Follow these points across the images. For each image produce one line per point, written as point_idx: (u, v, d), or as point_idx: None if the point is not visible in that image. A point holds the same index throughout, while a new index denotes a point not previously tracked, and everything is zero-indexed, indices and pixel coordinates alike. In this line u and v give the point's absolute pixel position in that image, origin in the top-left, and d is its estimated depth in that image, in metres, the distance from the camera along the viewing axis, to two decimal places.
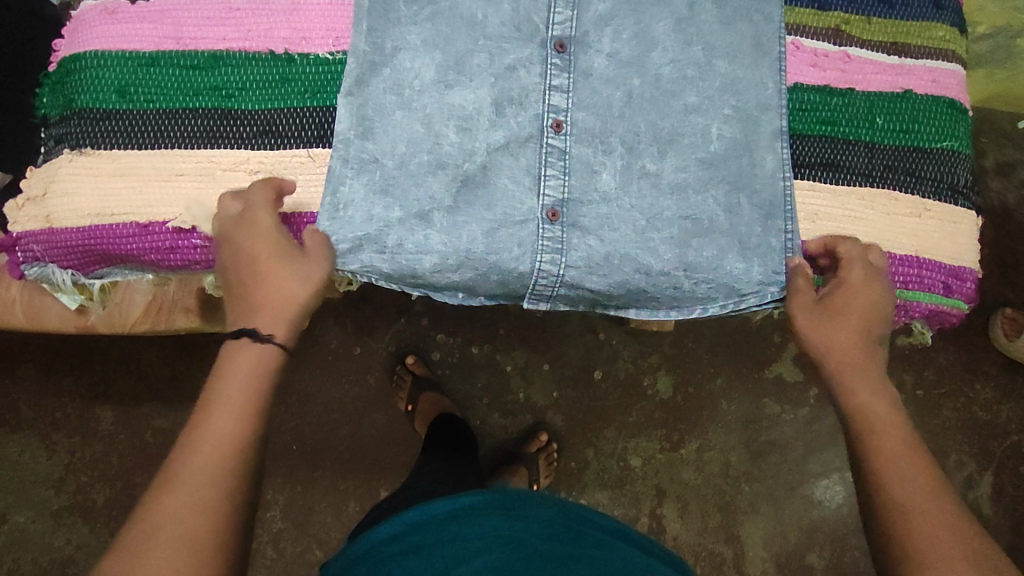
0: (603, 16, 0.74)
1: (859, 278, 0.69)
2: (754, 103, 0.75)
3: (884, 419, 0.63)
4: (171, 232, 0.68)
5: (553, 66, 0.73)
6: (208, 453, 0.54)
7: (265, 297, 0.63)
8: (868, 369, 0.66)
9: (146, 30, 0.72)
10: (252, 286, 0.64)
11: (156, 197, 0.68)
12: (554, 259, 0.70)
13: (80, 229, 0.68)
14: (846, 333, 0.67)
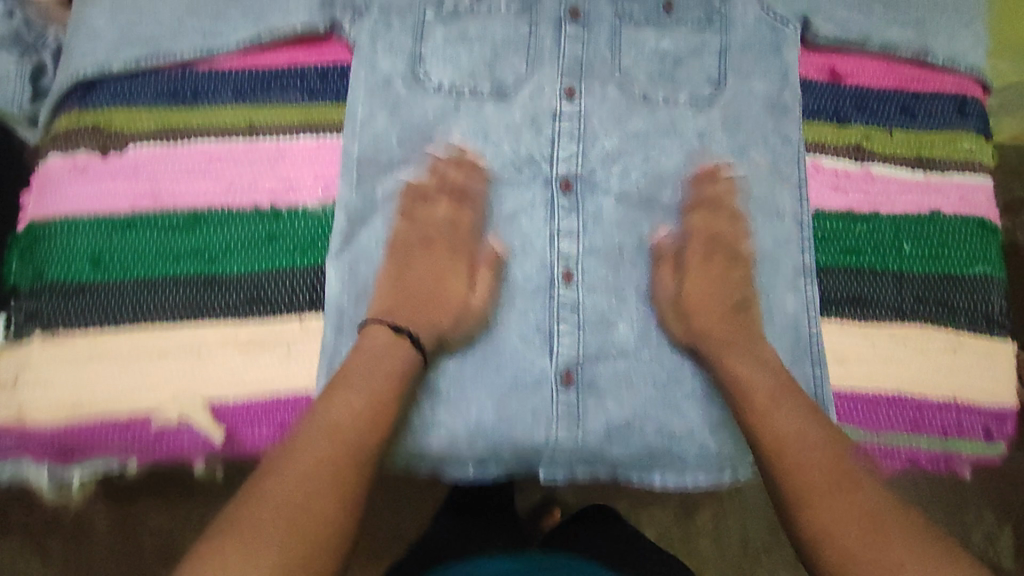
0: (610, 153, 0.72)
1: (703, 267, 0.70)
2: (769, 240, 0.71)
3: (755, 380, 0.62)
4: (155, 429, 0.64)
5: (562, 209, 0.70)
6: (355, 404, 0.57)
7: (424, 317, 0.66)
8: (745, 338, 0.66)
9: (120, 188, 0.67)
10: (424, 308, 0.66)
11: (137, 387, 0.64)
12: (570, 428, 0.67)
13: (57, 424, 0.63)
14: (718, 322, 0.67)
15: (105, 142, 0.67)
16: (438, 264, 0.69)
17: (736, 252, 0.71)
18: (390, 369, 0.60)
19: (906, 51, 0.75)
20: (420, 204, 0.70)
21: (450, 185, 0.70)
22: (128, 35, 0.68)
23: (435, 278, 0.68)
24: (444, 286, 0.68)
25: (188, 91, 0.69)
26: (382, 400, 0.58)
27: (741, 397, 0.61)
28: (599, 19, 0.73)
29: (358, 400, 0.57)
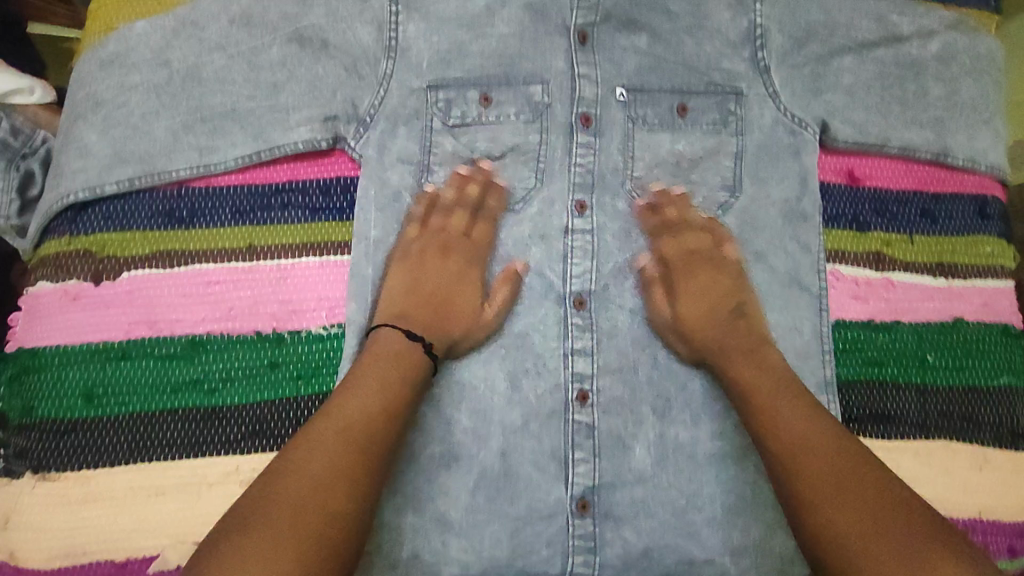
0: (623, 267, 0.71)
1: (691, 281, 0.71)
2: (792, 353, 0.69)
3: (756, 381, 0.63)
4: (153, 567, 0.60)
5: (575, 327, 0.69)
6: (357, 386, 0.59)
7: (452, 322, 0.68)
8: (744, 342, 0.67)
9: (114, 317, 0.64)
10: (445, 318, 0.68)
11: (135, 525, 0.60)
12: (587, 559, 0.66)
13: (49, 569, 0.60)
14: (721, 333, 0.68)
15: (97, 270, 0.65)
16: (454, 266, 0.71)
17: (716, 258, 0.72)
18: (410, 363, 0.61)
19: (923, 153, 0.74)
20: (451, 214, 0.71)
21: (464, 199, 0.71)
22: (123, 151, 0.66)
23: (455, 283, 0.70)
24: (462, 287, 0.70)
25: (184, 212, 0.67)
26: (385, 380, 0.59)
27: (745, 392, 0.63)
28: (609, 125, 0.73)
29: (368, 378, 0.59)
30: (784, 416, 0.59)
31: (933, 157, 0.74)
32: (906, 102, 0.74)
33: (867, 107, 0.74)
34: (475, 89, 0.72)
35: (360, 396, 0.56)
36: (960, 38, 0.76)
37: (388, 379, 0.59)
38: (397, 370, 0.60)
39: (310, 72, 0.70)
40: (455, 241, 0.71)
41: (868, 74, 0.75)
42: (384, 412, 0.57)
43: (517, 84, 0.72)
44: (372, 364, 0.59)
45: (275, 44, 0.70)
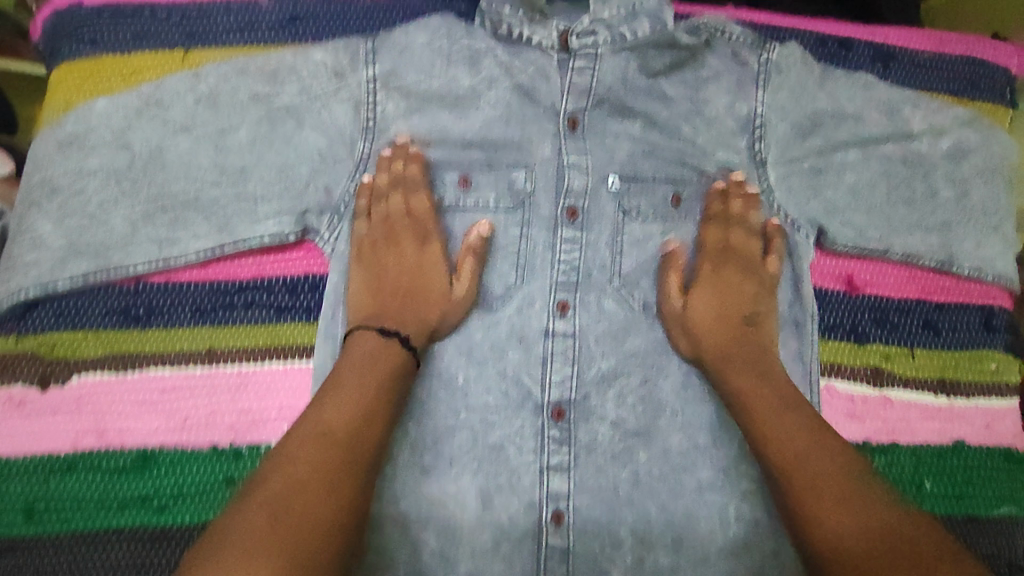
0: (606, 375, 0.66)
1: (704, 279, 0.68)
2: None
3: (761, 393, 0.61)
4: None
5: (552, 441, 0.65)
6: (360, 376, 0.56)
7: (412, 313, 0.63)
8: (746, 350, 0.65)
9: (61, 426, 0.61)
10: (410, 309, 0.63)
11: None
12: None
13: None
14: (725, 342, 0.66)
15: (44, 373, 0.62)
16: (416, 254, 0.65)
17: (748, 265, 0.68)
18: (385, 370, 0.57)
19: (927, 262, 0.70)
20: (389, 196, 0.65)
21: (398, 178, 0.65)
22: (78, 244, 0.62)
23: (415, 272, 0.65)
24: (415, 269, 0.65)
25: (141, 310, 0.64)
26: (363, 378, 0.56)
27: (750, 412, 0.60)
28: (599, 220, 0.67)
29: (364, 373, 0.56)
30: (777, 438, 0.57)
31: (940, 266, 0.70)
32: (916, 205, 0.70)
33: (874, 207, 0.70)
34: (454, 170, 0.68)
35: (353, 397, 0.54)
36: (974, 136, 0.72)
37: (373, 379, 0.56)
38: (381, 371, 0.57)
39: (279, 155, 0.64)
40: (412, 228, 0.66)
41: (873, 173, 0.70)
42: (368, 415, 0.54)
43: (502, 170, 0.67)
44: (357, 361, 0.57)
45: (244, 125, 0.64)
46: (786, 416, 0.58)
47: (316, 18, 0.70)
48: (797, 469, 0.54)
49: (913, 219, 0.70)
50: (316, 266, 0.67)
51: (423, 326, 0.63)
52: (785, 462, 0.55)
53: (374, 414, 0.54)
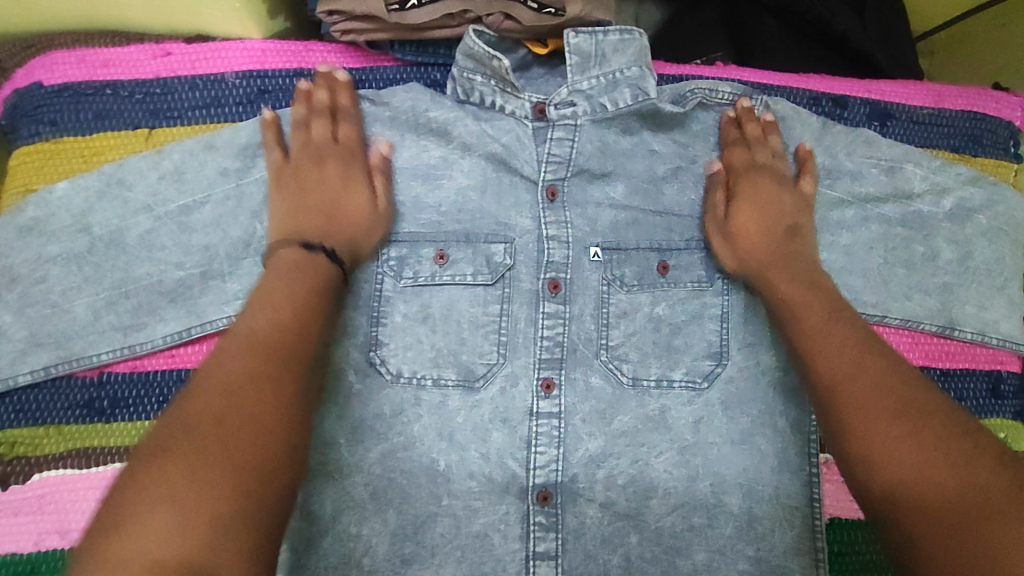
0: (595, 456, 0.63)
1: (747, 189, 0.67)
2: (780, 550, 0.63)
3: (805, 300, 0.61)
4: None
5: (537, 527, 0.62)
6: (266, 297, 0.52)
7: (331, 224, 0.62)
8: (795, 257, 0.64)
9: (24, 525, 0.61)
10: (329, 220, 0.62)
11: None
12: None
13: None
14: (769, 250, 0.65)
15: (3, 472, 0.63)
16: (331, 169, 0.64)
17: (782, 180, 0.68)
18: (306, 288, 0.54)
19: (930, 328, 0.68)
20: (311, 124, 0.65)
21: (316, 107, 0.66)
22: (39, 334, 0.63)
23: (334, 184, 0.63)
24: (336, 181, 0.64)
25: (105, 402, 0.64)
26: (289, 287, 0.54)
27: (792, 319, 0.60)
28: (582, 291, 0.65)
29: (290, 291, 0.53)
30: (827, 346, 0.56)
31: (940, 331, 0.68)
32: (907, 269, 0.68)
33: (865, 272, 0.67)
34: (430, 246, 0.65)
35: (259, 315, 0.51)
36: (962, 194, 0.70)
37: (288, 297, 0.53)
38: (297, 284, 0.54)
39: (244, 228, 0.63)
40: (326, 147, 0.65)
41: (869, 234, 0.68)
42: (286, 330, 0.50)
43: (476, 242, 0.65)
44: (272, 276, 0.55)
45: (208, 202, 0.63)
46: (844, 325, 0.57)
47: (283, 90, 0.70)
48: (846, 376, 0.53)
49: (902, 284, 0.68)
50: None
51: (345, 239, 0.61)
52: (830, 368, 0.54)
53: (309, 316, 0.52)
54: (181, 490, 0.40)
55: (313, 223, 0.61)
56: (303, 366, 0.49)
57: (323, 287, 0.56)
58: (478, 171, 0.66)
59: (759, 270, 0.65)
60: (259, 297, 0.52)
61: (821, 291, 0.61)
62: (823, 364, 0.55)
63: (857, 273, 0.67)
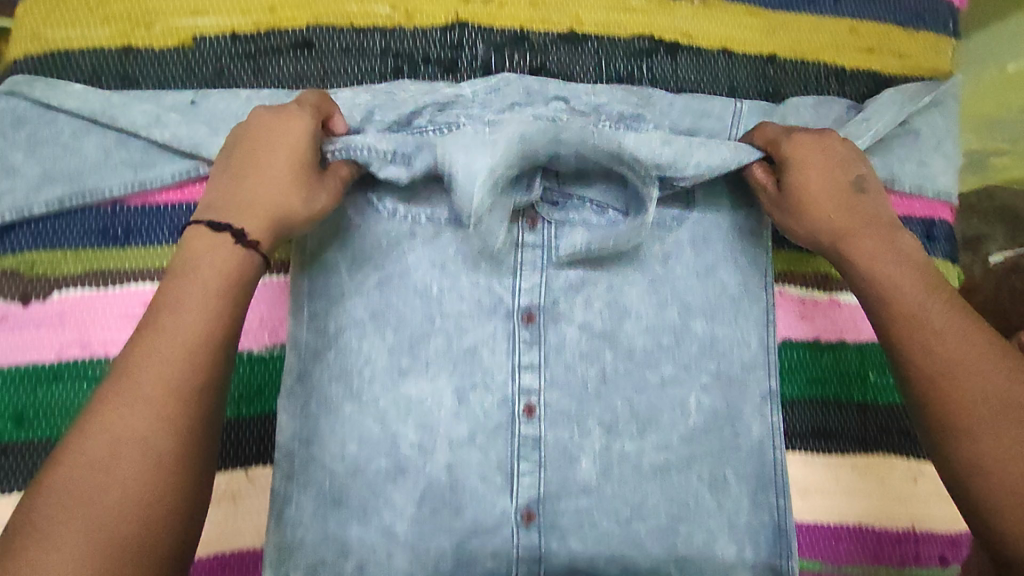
0: (573, 282, 0.69)
1: (814, 147, 0.65)
2: (738, 365, 0.70)
3: (890, 275, 0.61)
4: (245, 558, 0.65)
5: (522, 342, 0.67)
6: (177, 317, 0.52)
7: (250, 198, 0.58)
8: (870, 219, 0.64)
9: (45, 337, 0.62)
10: (253, 195, 0.58)
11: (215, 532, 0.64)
12: (532, 568, 0.65)
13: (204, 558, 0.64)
14: (843, 212, 0.64)
15: (25, 289, 0.63)
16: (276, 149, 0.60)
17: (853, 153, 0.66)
18: (224, 266, 0.55)
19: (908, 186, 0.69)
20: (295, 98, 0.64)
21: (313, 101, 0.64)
22: (51, 170, 0.64)
23: (271, 164, 0.59)
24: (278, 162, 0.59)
25: (121, 229, 0.65)
26: (208, 287, 0.54)
27: (882, 298, 0.60)
28: None
29: (191, 307, 0.53)
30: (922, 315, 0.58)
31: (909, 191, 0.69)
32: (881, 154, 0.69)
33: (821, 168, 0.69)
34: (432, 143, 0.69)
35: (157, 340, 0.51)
36: (918, 63, 0.76)
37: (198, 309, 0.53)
38: (197, 293, 0.54)
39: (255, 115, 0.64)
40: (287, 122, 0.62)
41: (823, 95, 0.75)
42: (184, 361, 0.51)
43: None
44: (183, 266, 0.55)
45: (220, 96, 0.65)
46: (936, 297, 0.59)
47: None
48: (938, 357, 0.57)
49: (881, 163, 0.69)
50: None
51: (265, 216, 0.58)
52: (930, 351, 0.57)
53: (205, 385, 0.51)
54: (67, 542, 0.45)
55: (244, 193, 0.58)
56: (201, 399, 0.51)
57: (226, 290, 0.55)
58: (470, 43, 0.70)
59: (839, 232, 0.64)
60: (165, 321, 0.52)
61: (902, 255, 0.62)
62: (927, 357, 0.57)
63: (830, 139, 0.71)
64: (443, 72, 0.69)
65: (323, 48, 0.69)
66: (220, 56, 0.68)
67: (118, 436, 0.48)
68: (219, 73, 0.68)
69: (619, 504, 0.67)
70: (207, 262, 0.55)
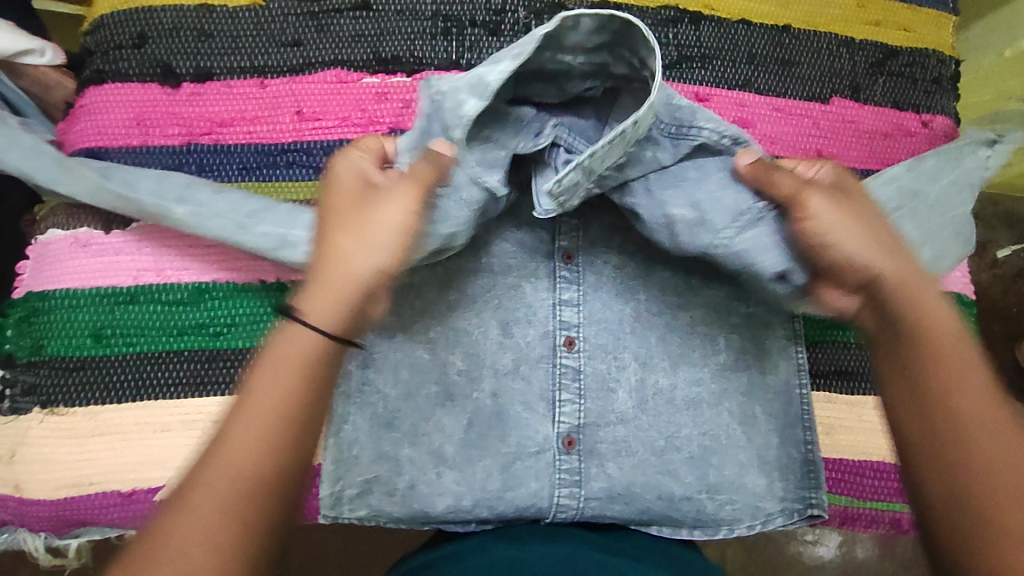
0: (611, 226, 0.72)
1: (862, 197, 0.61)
2: (766, 307, 0.72)
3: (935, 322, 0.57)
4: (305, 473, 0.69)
5: (563, 280, 0.70)
6: (261, 408, 0.50)
7: (333, 254, 0.56)
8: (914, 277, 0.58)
9: (123, 263, 0.68)
10: (347, 247, 0.56)
11: None
12: (572, 493, 0.67)
13: None
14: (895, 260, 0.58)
15: (108, 218, 0.69)
16: (350, 236, 0.56)
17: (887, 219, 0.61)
18: (297, 351, 0.52)
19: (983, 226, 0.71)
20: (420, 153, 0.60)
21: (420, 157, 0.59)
22: None
23: (365, 221, 0.56)
24: (358, 252, 0.55)
25: (193, 166, 0.72)
26: (288, 379, 0.51)
27: (927, 331, 0.57)
28: None
29: (267, 394, 0.51)
30: (949, 366, 0.56)
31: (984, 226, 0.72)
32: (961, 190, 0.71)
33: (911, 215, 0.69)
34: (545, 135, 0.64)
35: (237, 432, 0.50)
36: (919, 37, 0.82)
37: (281, 402, 0.51)
38: (279, 385, 0.51)
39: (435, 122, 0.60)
40: (358, 190, 0.58)
41: (840, 62, 0.80)
42: (253, 460, 0.49)
43: None
44: (273, 358, 0.52)
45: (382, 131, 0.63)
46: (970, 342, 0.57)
47: None
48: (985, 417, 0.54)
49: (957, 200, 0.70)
50: (364, 99, 0.73)
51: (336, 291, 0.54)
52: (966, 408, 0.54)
53: (243, 506, 0.48)
54: None
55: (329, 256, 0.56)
56: (257, 500, 0.48)
57: (297, 387, 0.51)
58: (513, 9, 0.76)
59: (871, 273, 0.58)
60: (253, 406, 0.50)
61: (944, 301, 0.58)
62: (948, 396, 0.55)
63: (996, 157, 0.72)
64: (489, 34, 0.75)
65: (378, 10, 0.75)
66: (286, 16, 0.75)
67: (172, 529, 0.47)
68: (285, 32, 0.74)
69: (654, 435, 0.69)
70: (294, 353, 0.52)
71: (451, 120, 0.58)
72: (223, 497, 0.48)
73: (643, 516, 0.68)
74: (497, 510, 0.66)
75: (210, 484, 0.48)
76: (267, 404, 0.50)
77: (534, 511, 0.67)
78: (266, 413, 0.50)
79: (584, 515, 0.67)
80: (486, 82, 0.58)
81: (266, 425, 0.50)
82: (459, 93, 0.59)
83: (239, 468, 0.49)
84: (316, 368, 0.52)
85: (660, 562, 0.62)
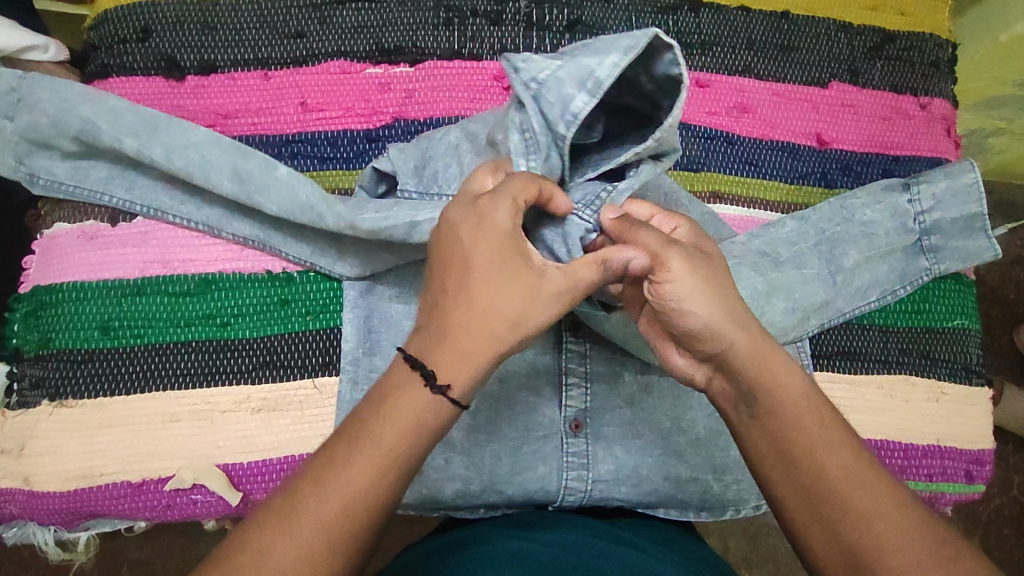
0: None
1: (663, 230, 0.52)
2: None
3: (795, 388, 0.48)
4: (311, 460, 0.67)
5: None
6: (376, 457, 0.44)
7: (486, 310, 0.48)
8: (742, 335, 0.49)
9: (130, 255, 0.69)
10: (505, 304, 0.48)
11: (279, 439, 0.67)
12: (580, 475, 0.67)
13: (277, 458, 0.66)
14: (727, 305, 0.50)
15: (114, 211, 0.69)
16: (507, 300, 0.48)
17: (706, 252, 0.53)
18: (415, 411, 0.46)
19: (923, 275, 0.73)
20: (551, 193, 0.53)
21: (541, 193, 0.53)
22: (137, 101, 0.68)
23: (517, 275, 0.49)
24: (506, 320, 0.48)
25: None
26: (405, 434, 0.45)
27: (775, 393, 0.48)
28: None
29: (384, 442, 0.45)
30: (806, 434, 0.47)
31: (932, 271, 0.73)
32: (889, 233, 0.72)
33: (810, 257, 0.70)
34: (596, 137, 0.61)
35: (339, 481, 0.44)
36: (916, 21, 0.82)
37: (393, 457, 0.45)
38: (399, 438, 0.45)
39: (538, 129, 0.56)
40: (514, 247, 0.49)
41: (839, 46, 0.81)
42: (347, 513, 0.43)
43: None
44: (389, 404, 0.46)
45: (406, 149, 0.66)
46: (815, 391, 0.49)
47: None
48: (857, 492, 0.45)
49: (871, 243, 0.72)
50: (368, 90, 0.74)
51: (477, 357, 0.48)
52: (830, 486, 0.45)
53: (321, 565, 0.42)
54: None
55: (479, 310, 0.48)
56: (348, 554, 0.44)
57: (410, 448, 0.45)
58: None
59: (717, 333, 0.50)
60: (368, 452, 0.45)
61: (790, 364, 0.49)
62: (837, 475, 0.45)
63: (944, 193, 0.72)
64: (490, 23, 0.76)
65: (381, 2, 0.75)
66: (289, 9, 0.75)
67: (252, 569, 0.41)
68: (288, 23, 0.75)
69: (660, 417, 0.69)
70: (411, 411, 0.46)
71: (556, 114, 0.56)
72: (308, 549, 0.42)
73: (650, 499, 0.68)
74: (505, 494, 0.67)
75: (302, 532, 0.42)
76: (381, 460, 0.45)
77: (542, 494, 0.67)
78: (373, 465, 0.44)
79: (591, 498, 0.68)
80: (595, 73, 0.54)
81: (373, 479, 0.44)
82: (563, 85, 0.56)
83: (338, 522, 0.43)
84: (433, 432, 0.47)
85: (667, 543, 0.62)
